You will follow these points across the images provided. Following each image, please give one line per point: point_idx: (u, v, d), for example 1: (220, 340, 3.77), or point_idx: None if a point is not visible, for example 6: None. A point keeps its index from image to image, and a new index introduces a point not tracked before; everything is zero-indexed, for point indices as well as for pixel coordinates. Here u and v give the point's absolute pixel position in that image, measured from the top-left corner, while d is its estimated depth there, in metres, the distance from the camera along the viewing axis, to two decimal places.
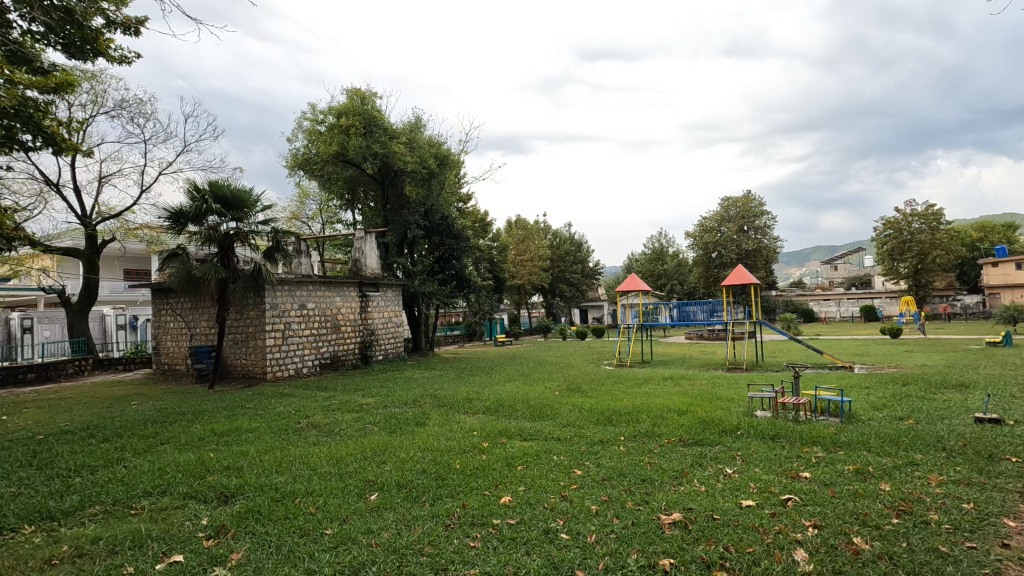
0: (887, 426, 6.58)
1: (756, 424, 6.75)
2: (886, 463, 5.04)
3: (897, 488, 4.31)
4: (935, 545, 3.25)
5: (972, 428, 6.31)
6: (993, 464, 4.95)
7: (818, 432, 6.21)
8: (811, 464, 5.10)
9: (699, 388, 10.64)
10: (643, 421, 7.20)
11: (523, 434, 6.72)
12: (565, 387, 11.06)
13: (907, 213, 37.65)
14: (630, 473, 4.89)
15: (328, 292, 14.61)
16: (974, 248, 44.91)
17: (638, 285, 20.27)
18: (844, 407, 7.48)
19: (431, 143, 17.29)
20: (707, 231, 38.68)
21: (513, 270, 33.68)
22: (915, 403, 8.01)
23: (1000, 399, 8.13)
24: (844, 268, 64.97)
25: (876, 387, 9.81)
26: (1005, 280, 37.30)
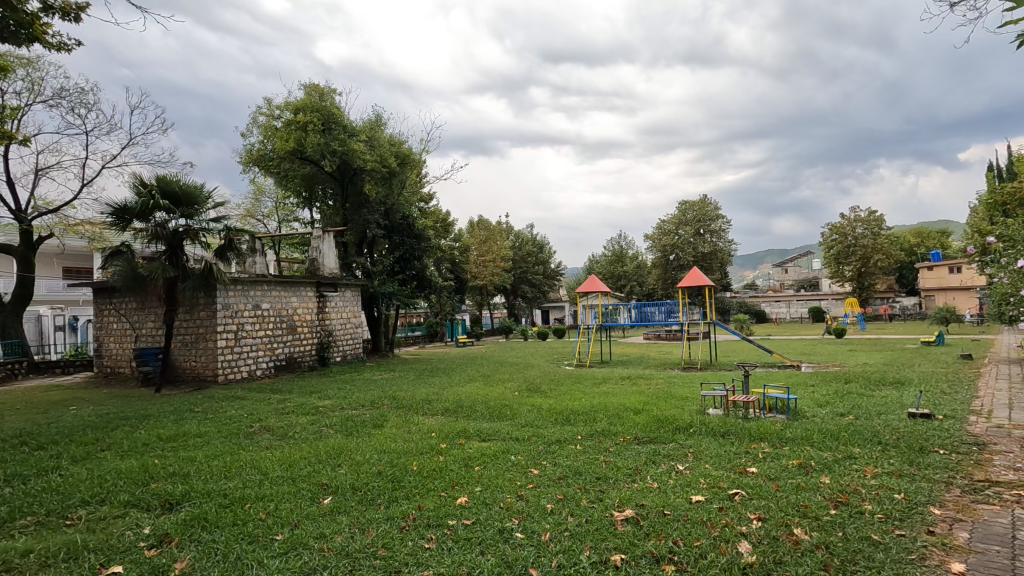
0: (829, 422, 6.91)
1: (707, 421, 6.96)
2: (827, 457, 5.30)
3: (836, 481, 4.54)
4: (868, 534, 3.43)
5: (905, 423, 6.68)
6: (924, 456, 5.27)
7: (765, 428, 6.47)
8: (758, 459, 5.31)
9: (655, 387, 10.88)
10: (600, 420, 7.33)
11: (482, 435, 6.72)
12: (525, 387, 11.14)
13: (851, 219, 39.52)
14: (585, 471, 4.98)
15: (284, 292, 14.24)
16: (912, 253, 47.57)
17: (598, 286, 20.58)
18: (790, 404, 7.80)
19: (391, 142, 17.07)
20: (665, 234, 39.59)
21: (475, 270, 33.64)
22: (855, 400, 8.43)
23: (931, 395, 8.66)
24: (794, 271, 67.89)
25: (820, 384, 10.28)
26: (939, 283, 39.66)
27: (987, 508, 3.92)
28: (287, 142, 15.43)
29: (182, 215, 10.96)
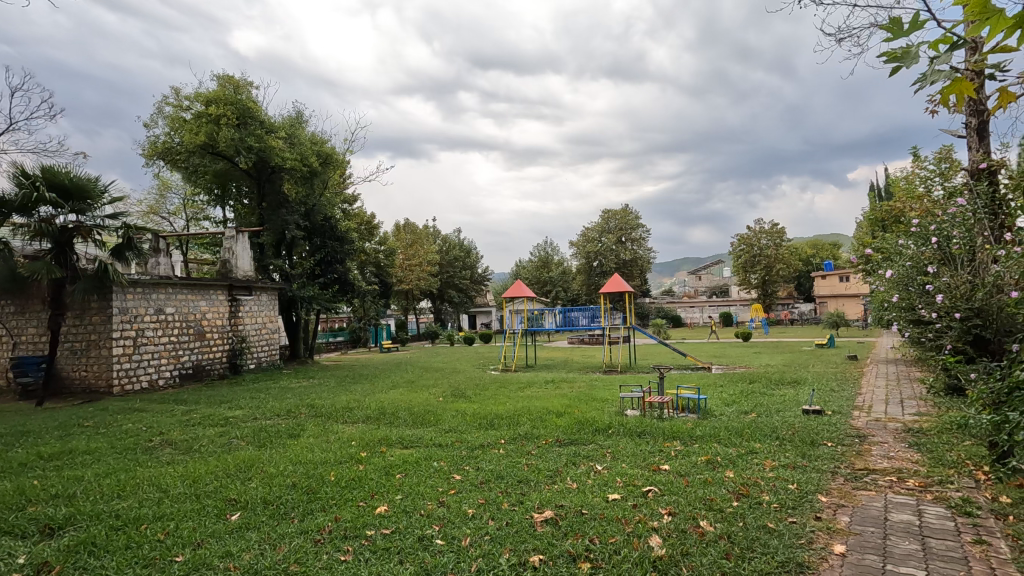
0: (734, 419, 7.42)
1: (625, 422, 7.25)
2: (732, 452, 5.67)
3: (739, 474, 4.88)
4: (765, 522, 3.71)
5: (799, 419, 7.30)
6: (815, 449, 5.77)
7: (678, 427, 6.83)
8: (671, 457, 5.59)
9: (577, 390, 11.18)
10: (524, 424, 7.43)
11: (404, 442, 6.61)
12: (450, 393, 11.08)
13: (757, 230, 42.56)
14: (507, 474, 5.02)
15: (191, 295, 13.31)
16: (809, 263, 52.03)
17: (524, 291, 20.85)
18: (700, 404, 8.28)
19: (313, 140, 16.44)
20: (589, 241, 40.80)
21: (400, 274, 33.02)
22: (757, 398, 9.09)
23: (822, 392, 9.50)
24: (707, 279, 72.41)
25: (728, 384, 11.00)
26: (831, 290, 43.61)
27: (865, 494, 4.37)
28: (196, 135, 14.45)
29: (72, 210, 10.00)
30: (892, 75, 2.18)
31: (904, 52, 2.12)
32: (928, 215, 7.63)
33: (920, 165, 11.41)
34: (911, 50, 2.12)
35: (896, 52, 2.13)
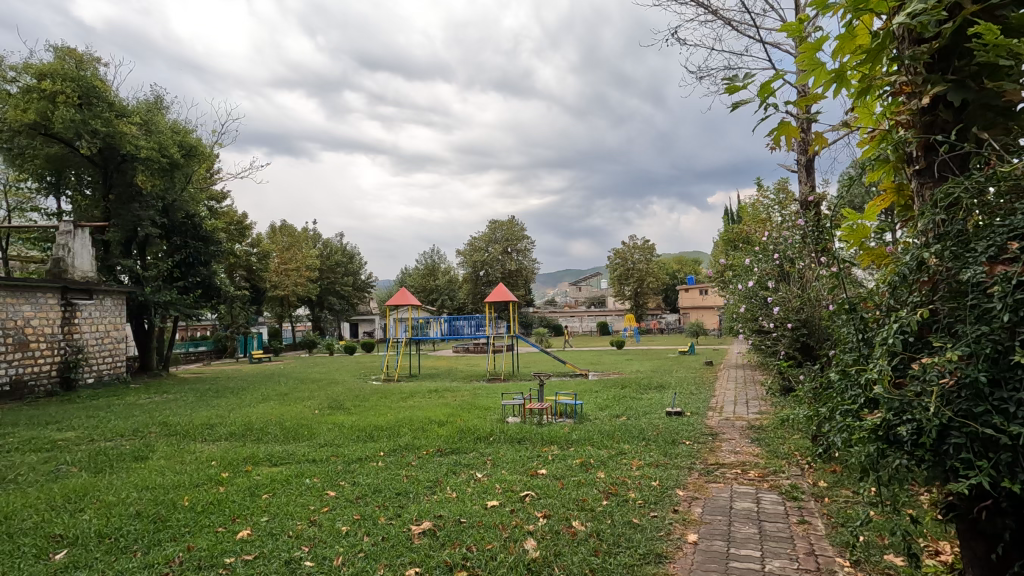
0: (606, 423, 7.88)
1: (505, 429, 7.40)
2: (604, 454, 6.03)
3: (609, 475, 5.18)
4: (630, 518, 3.98)
5: (663, 420, 7.95)
6: (674, 447, 6.33)
7: (555, 432, 7.10)
8: (548, 461, 5.80)
9: (460, 399, 11.19)
10: (404, 434, 7.29)
11: (273, 459, 6.16)
12: (326, 405, 10.54)
13: (631, 246, 45.81)
14: (385, 488, 4.88)
15: (11, 299, 11.38)
16: (674, 277, 57.05)
17: (409, 299, 20.49)
18: (576, 409, 8.68)
19: (174, 129, 14.87)
20: (476, 250, 41.19)
21: (275, 279, 30.85)
22: (628, 403, 9.74)
23: (683, 396, 10.44)
24: (586, 289, 76.87)
25: (602, 390, 11.66)
26: (693, 303, 48.12)
27: (715, 486, 4.87)
28: (24, 112, 12.42)
29: None
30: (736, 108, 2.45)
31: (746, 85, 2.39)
32: (768, 238, 8.72)
33: (763, 194, 13.02)
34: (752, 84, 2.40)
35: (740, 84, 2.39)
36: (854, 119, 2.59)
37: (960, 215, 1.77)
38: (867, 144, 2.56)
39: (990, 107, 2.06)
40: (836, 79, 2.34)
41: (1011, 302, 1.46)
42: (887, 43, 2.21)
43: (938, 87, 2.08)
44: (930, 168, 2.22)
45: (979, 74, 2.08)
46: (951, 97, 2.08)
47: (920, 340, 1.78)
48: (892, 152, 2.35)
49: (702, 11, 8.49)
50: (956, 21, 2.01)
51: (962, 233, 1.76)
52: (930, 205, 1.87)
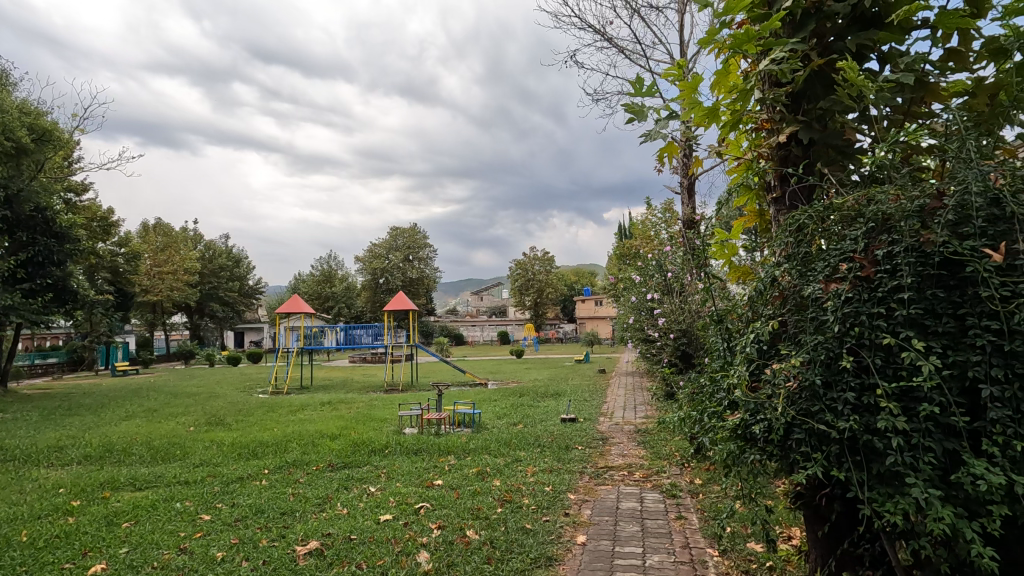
0: (503, 431, 7.99)
1: (402, 441, 7.24)
2: (500, 462, 6.10)
3: (504, 482, 5.24)
4: (522, 524, 4.06)
5: (558, 426, 8.21)
6: (568, 452, 6.56)
7: (452, 442, 7.07)
8: (444, 471, 5.76)
9: (355, 411, 10.78)
10: (292, 450, 6.88)
11: (137, 483, 5.54)
12: (204, 421, 9.67)
13: (532, 257, 47.01)
14: (268, 508, 4.57)
15: None
16: (572, 288, 59.30)
17: (301, 307, 19.44)
18: (475, 418, 8.70)
19: (23, 110, 13.00)
20: (376, 257, 40.04)
21: (145, 283, 27.82)
22: (525, 411, 9.93)
23: (577, 402, 10.83)
24: (488, 299, 77.74)
25: (501, 399, 11.80)
26: (589, 313, 50.24)
27: (604, 487, 5.12)
28: None
29: None
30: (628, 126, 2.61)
31: (636, 108, 2.57)
32: (654, 254, 9.37)
33: (651, 212, 13.96)
34: (641, 110, 2.60)
35: (631, 108, 2.57)
36: (725, 147, 2.87)
37: (805, 239, 2.03)
38: (735, 170, 2.84)
39: (832, 145, 2.38)
40: (711, 113, 2.59)
41: (841, 314, 1.70)
42: (753, 85, 2.48)
43: (791, 125, 2.37)
44: (784, 197, 2.52)
45: (823, 116, 2.41)
46: (802, 135, 2.39)
47: (772, 347, 2.01)
48: (755, 179, 2.64)
49: (598, 39, 8.99)
50: (805, 71, 2.32)
51: (806, 253, 2.02)
52: (783, 229, 2.12)
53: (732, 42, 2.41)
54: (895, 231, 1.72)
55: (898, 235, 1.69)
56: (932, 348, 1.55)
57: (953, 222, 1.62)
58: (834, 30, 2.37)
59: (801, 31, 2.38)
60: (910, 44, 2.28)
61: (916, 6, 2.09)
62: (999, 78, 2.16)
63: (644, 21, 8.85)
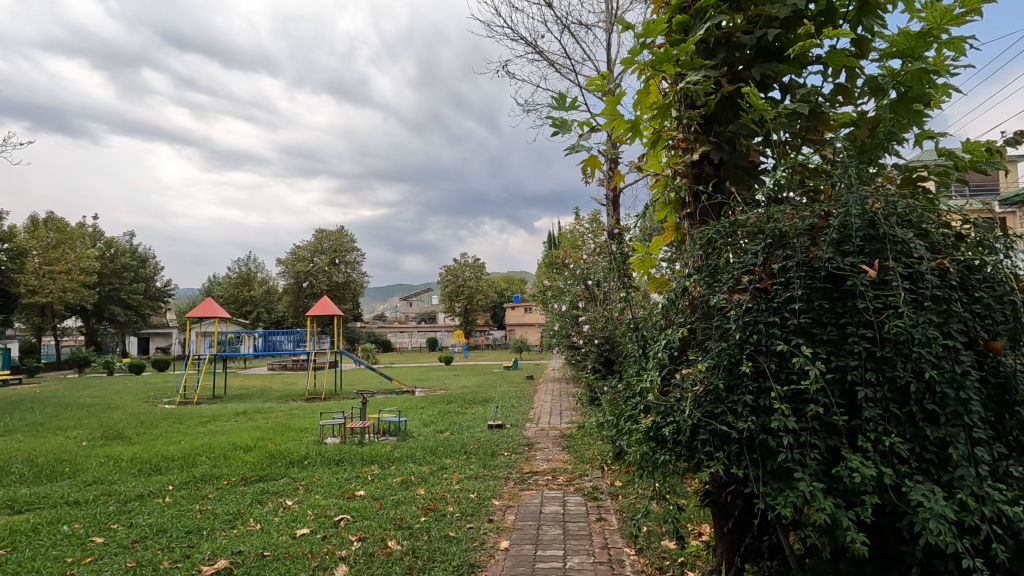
0: (430, 439, 7.89)
1: (323, 451, 6.98)
2: (425, 470, 6.02)
3: (429, 491, 5.18)
4: (446, 532, 4.03)
5: (485, 433, 8.22)
6: (494, 458, 6.59)
7: (377, 451, 6.91)
8: (367, 481, 5.61)
9: (273, 421, 10.25)
10: (201, 464, 6.44)
11: (16, 505, 4.98)
12: (100, 435, 8.85)
13: (462, 263, 46.93)
14: (171, 527, 4.26)
15: None
16: (502, 295, 59.73)
17: (216, 312, 18.29)
18: (400, 427, 8.54)
19: None
20: (299, 260, 38.44)
21: (32, 283, 25.11)
22: (452, 418, 9.87)
23: (504, 409, 10.90)
24: (417, 305, 76.73)
25: (428, 406, 11.66)
26: (518, 320, 50.79)
27: (528, 493, 5.18)
28: None
29: None
30: (554, 136, 2.68)
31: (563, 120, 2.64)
32: (580, 263, 9.64)
33: (578, 223, 14.35)
34: (567, 123, 2.69)
35: (557, 120, 2.66)
36: (644, 163, 3.01)
37: (715, 252, 2.17)
38: (653, 185, 2.98)
39: (739, 166, 2.57)
40: (632, 130, 2.72)
41: (742, 322, 1.83)
42: (670, 104, 2.63)
43: (704, 145, 2.54)
44: (697, 212, 2.68)
45: (732, 138, 2.59)
46: (713, 155, 2.55)
47: (683, 353, 2.13)
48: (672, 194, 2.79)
49: (529, 51, 9.17)
50: (717, 95, 2.49)
51: (715, 265, 2.16)
52: (694, 242, 2.26)
53: (652, 63, 2.55)
54: (789, 247, 1.88)
55: (792, 250, 1.85)
56: (818, 354, 1.71)
57: (837, 240, 1.80)
58: (743, 59, 2.57)
59: (713, 58, 2.56)
60: (806, 77, 2.50)
61: (811, 42, 2.29)
62: (878, 113, 2.42)
63: (574, 37, 9.13)
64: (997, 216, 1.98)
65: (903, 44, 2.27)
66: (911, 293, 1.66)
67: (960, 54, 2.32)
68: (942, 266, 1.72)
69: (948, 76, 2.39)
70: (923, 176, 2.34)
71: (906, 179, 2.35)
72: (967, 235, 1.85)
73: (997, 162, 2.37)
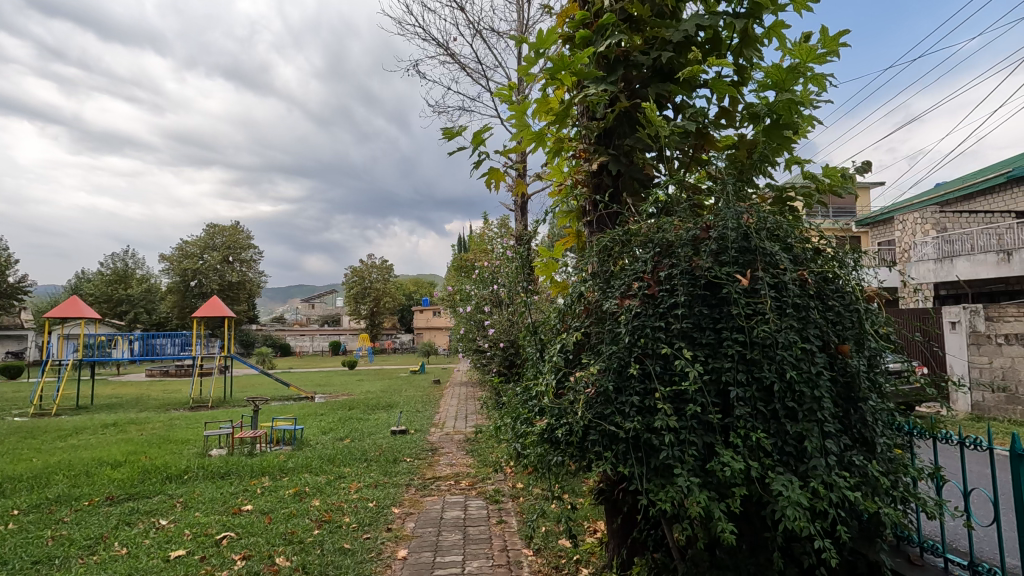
0: (328, 447, 7.55)
1: (207, 464, 6.44)
2: (321, 480, 5.74)
3: (324, 502, 4.94)
4: (340, 545, 3.86)
5: (387, 439, 7.99)
6: (396, 465, 6.42)
7: (268, 462, 6.48)
8: (256, 495, 5.24)
9: (148, 433, 9.29)
10: (57, 484, 5.68)
11: None
12: None
13: (369, 264, 45.57)
14: (15, 558, 3.70)
15: None
16: (410, 298, 58.75)
17: (83, 312, 16.29)
18: (296, 435, 8.07)
19: None
20: (187, 256, 35.33)
21: None
22: (353, 424, 9.50)
23: (409, 414, 10.69)
24: (320, 307, 73.41)
25: (328, 412, 11.14)
26: (426, 323, 50.20)
27: (429, 499, 5.09)
28: None
29: None
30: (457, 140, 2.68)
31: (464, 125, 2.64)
32: (488, 268, 9.71)
33: (487, 227, 14.44)
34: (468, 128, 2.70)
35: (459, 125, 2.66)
36: (547, 171, 3.08)
37: (611, 259, 2.26)
38: (556, 193, 3.05)
39: (635, 178, 2.70)
40: (537, 139, 2.79)
41: (632, 326, 1.92)
42: (569, 115, 2.71)
43: (602, 157, 2.66)
44: (595, 221, 2.79)
45: (628, 151, 2.72)
46: (611, 167, 2.68)
47: (577, 356, 2.20)
48: (574, 205, 2.86)
49: (441, 53, 9.13)
50: (615, 110, 2.60)
51: (609, 271, 2.26)
52: (591, 249, 2.34)
53: (551, 72, 2.62)
54: (674, 256, 2.01)
55: (676, 260, 1.97)
56: (697, 356, 1.84)
57: (716, 250, 1.94)
58: (639, 78, 2.71)
59: (612, 73, 2.68)
60: (695, 99, 2.69)
61: (700, 68, 2.47)
62: (755, 136, 2.65)
63: (486, 43, 9.21)
64: (850, 235, 2.23)
65: (776, 77, 2.50)
66: (777, 300, 1.83)
67: (822, 89, 2.60)
68: (802, 277, 1.92)
69: (812, 109, 2.67)
70: (791, 196, 2.59)
71: (776, 198, 2.58)
72: (823, 249, 2.07)
73: (851, 188, 2.68)
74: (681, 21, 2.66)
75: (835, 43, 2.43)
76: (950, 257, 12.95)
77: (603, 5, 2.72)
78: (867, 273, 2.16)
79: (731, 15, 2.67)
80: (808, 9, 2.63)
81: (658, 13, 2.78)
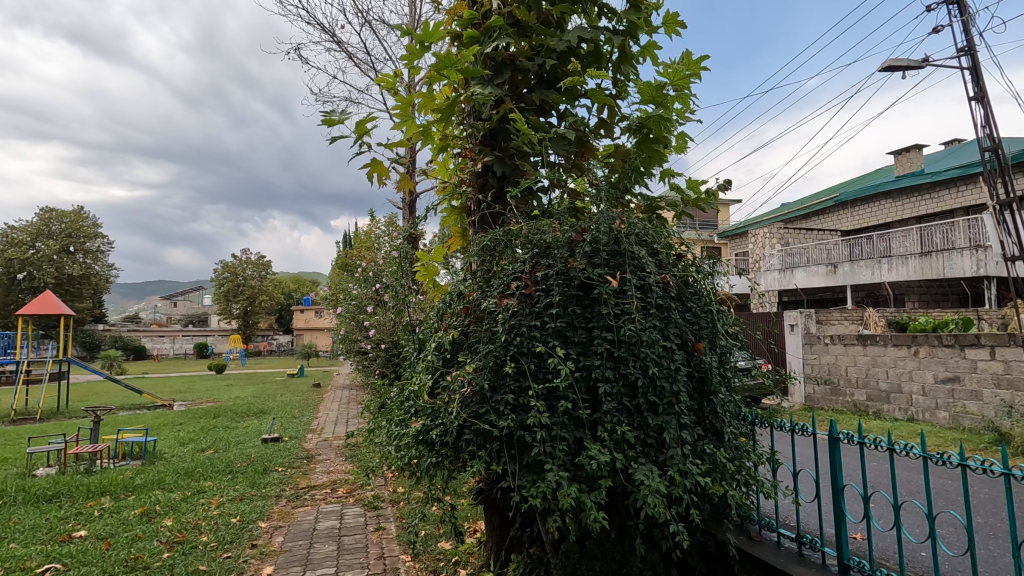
0: (187, 459, 6.82)
1: (30, 485, 5.52)
2: (175, 497, 5.15)
3: (178, 520, 4.45)
4: (194, 567, 3.49)
5: (257, 448, 7.39)
6: (265, 475, 5.97)
7: (111, 479, 5.70)
8: (92, 518, 4.58)
9: None
10: None
11: None
12: None
13: (243, 260, 42.14)
14: None
15: None
16: (289, 298, 55.26)
17: None
18: (148, 449, 7.20)
19: None
20: (14, 245, 30.25)
21: None
22: (218, 433, 8.68)
23: (283, 420, 9.99)
24: (184, 305, 66.53)
25: (188, 422, 10.08)
26: (306, 323, 47.49)
27: (302, 509, 4.79)
28: None
29: None
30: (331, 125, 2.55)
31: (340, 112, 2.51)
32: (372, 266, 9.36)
33: (374, 225, 13.98)
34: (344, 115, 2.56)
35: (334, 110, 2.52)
36: (432, 167, 3.03)
37: (491, 259, 2.27)
38: (440, 190, 3.00)
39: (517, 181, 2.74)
40: (422, 134, 2.73)
41: (509, 325, 1.95)
42: (454, 112, 2.69)
43: (485, 156, 2.66)
44: (477, 220, 2.79)
45: (513, 154, 2.75)
46: (495, 167, 2.69)
47: (454, 356, 2.18)
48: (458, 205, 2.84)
49: (326, 39, 8.66)
50: (498, 111, 2.62)
51: (490, 271, 2.26)
52: (472, 248, 2.33)
53: (436, 66, 2.57)
54: (550, 258, 2.07)
55: (552, 260, 2.03)
56: (570, 354, 1.89)
57: (589, 253, 2.03)
58: (525, 83, 2.75)
59: (499, 75, 2.70)
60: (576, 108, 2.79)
61: (579, 78, 2.57)
62: (630, 148, 2.80)
63: (375, 34, 8.89)
64: (708, 244, 2.43)
65: (649, 93, 2.67)
66: (642, 301, 1.95)
67: (688, 108, 2.82)
68: (665, 280, 2.05)
69: (679, 125, 2.88)
70: (660, 206, 2.78)
71: (647, 207, 2.75)
72: (684, 255, 2.24)
73: (712, 201, 2.93)
74: (564, 31, 2.75)
75: (698, 67, 2.65)
76: (791, 268, 14.78)
77: (491, 7, 2.74)
78: (722, 278, 2.37)
79: (611, 31, 2.81)
80: (677, 33, 2.84)
81: (543, 20, 2.85)
